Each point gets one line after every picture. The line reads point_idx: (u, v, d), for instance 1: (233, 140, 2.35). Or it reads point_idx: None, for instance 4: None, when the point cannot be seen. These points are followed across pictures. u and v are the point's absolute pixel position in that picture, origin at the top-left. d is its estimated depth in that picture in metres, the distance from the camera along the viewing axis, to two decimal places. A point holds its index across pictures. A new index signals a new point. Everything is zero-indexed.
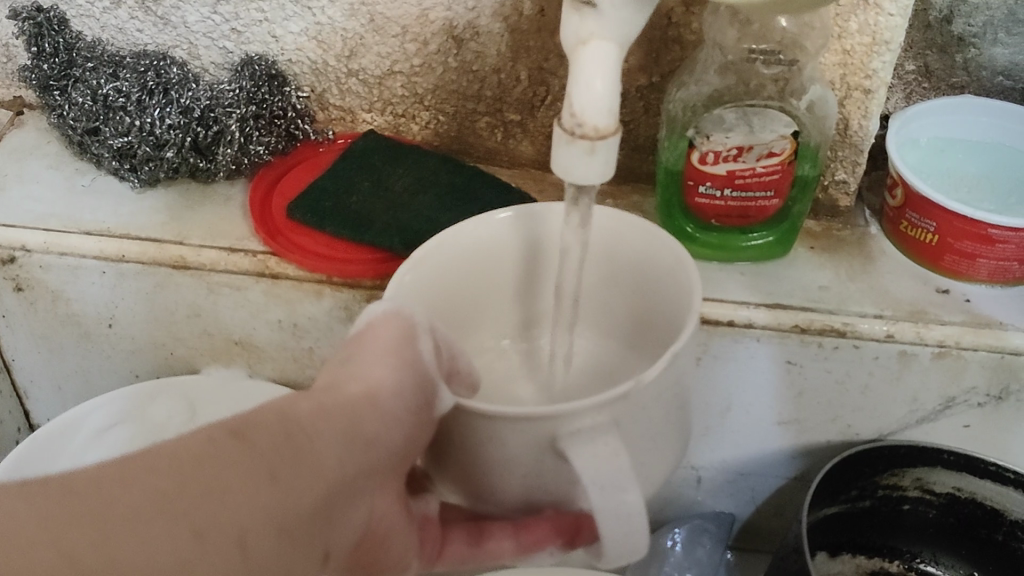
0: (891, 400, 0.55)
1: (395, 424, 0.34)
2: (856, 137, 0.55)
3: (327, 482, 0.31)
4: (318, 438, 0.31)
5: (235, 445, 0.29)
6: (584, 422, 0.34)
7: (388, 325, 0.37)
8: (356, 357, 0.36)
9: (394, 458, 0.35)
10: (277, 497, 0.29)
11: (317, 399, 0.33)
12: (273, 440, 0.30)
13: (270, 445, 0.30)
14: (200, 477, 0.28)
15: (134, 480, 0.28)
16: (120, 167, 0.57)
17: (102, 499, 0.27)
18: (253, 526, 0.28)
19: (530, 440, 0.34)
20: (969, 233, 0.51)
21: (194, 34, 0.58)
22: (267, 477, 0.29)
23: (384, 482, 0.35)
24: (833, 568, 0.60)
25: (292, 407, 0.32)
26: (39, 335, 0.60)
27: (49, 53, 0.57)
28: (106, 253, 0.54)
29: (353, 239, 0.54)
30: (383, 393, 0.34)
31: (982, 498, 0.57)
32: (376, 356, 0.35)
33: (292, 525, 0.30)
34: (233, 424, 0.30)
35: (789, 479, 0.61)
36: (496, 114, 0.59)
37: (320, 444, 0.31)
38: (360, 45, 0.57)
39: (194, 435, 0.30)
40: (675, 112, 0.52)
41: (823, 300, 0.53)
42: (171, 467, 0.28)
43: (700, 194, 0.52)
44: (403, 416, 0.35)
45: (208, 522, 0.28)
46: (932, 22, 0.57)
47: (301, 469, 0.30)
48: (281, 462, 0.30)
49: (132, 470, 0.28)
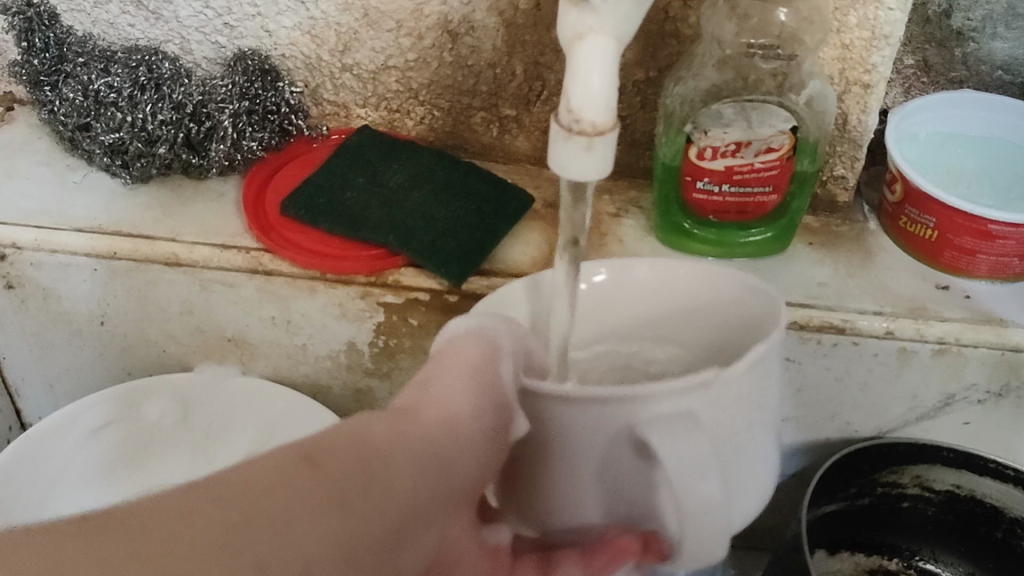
0: (891, 397, 0.54)
1: (471, 450, 0.32)
2: (855, 132, 0.54)
3: (395, 509, 0.28)
4: (395, 463, 0.29)
5: (304, 472, 0.27)
6: (663, 413, 0.32)
7: (465, 347, 0.34)
8: (435, 380, 0.33)
9: (470, 486, 0.32)
10: (343, 524, 0.26)
11: (394, 420, 0.31)
12: (343, 464, 0.27)
13: (343, 471, 0.27)
14: (262, 505, 0.25)
15: (197, 516, 0.25)
16: (111, 163, 0.56)
17: (159, 537, 0.24)
18: (320, 556, 0.25)
19: (608, 448, 0.33)
20: (969, 229, 0.51)
21: (186, 29, 0.57)
22: (340, 506, 0.26)
23: (458, 513, 0.32)
24: (831, 566, 0.60)
25: (368, 431, 0.29)
26: (30, 333, 0.59)
27: (38, 48, 0.57)
28: (98, 250, 0.54)
29: (348, 236, 0.53)
30: (462, 416, 0.32)
31: (982, 496, 0.57)
32: (457, 375, 0.33)
33: (364, 554, 0.27)
34: (301, 448, 0.28)
35: (787, 476, 0.61)
36: (492, 109, 0.58)
37: (396, 472, 0.29)
38: (354, 40, 0.56)
39: (264, 460, 0.27)
40: (673, 107, 0.51)
41: (822, 296, 0.52)
42: (234, 498, 0.25)
43: (698, 189, 0.52)
44: (478, 440, 0.32)
45: (268, 555, 0.24)
46: (931, 16, 0.57)
47: (372, 496, 0.27)
48: (352, 489, 0.27)
49: (193, 502, 0.25)
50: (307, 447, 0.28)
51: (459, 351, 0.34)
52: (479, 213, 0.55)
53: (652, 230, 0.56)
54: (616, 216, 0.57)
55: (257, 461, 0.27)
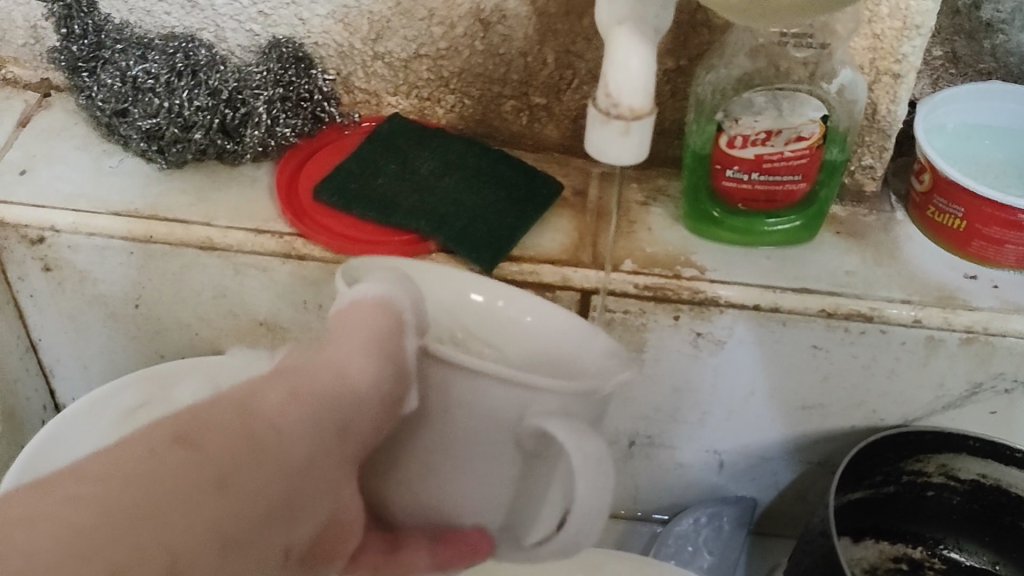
0: (917, 385, 0.55)
1: (366, 412, 0.33)
2: (884, 122, 0.55)
3: (288, 473, 0.30)
4: (317, 394, 0.32)
5: (180, 453, 0.27)
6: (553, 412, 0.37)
7: (368, 312, 0.36)
8: (332, 346, 0.34)
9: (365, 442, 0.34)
10: (221, 505, 0.27)
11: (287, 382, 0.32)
12: (227, 443, 0.28)
13: (225, 449, 0.28)
14: (149, 494, 0.26)
15: (75, 502, 0.25)
16: (148, 149, 0.57)
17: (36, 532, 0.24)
18: (191, 545, 0.26)
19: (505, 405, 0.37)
20: (998, 218, 0.51)
21: (221, 17, 0.58)
22: (258, 450, 0.29)
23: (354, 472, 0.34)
24: (855, 554, 0.61)
25: (256, 397, 0.30)
26: (65, 315, 0.60)
27: (77, 34, 0.58)
28: (134, 234, 0.55)
29: (380, 221, 0.54)
30: (361, 381, 0.33)
31: (1007, 485, 0.57)
32: (353, 344, 0.34)
33: (240, 535, 0.28)
34: (179, 427, 0.28)
35: (811, 464, 0.61)
36: (522, 98, 0.59)
37: (289, 435, 0.30)
38: (387, 28, 0.57)
39: (136, 442, 0.27)
40: (704, 95, 0.52)
41: (850, 284, 0.53)
42: (111, 488, 0.26)
43: (727, 177, 0.52)
44: (374, 403, 0.34)
45: (149, 548, 0.25)
46: (960, 7, 0.57)
47: (260, 470, 0.29)
48: (233, 469, 0.28)
49: (71, 490, 0.26)
50: (175, 430, 0.28)
51: (359, 312, 0.36)
52: (508, 201, 0.55)
53: (680, 218, 0.57)
54: (644, 204, 0.58)
55: (125, 452, 0.27)
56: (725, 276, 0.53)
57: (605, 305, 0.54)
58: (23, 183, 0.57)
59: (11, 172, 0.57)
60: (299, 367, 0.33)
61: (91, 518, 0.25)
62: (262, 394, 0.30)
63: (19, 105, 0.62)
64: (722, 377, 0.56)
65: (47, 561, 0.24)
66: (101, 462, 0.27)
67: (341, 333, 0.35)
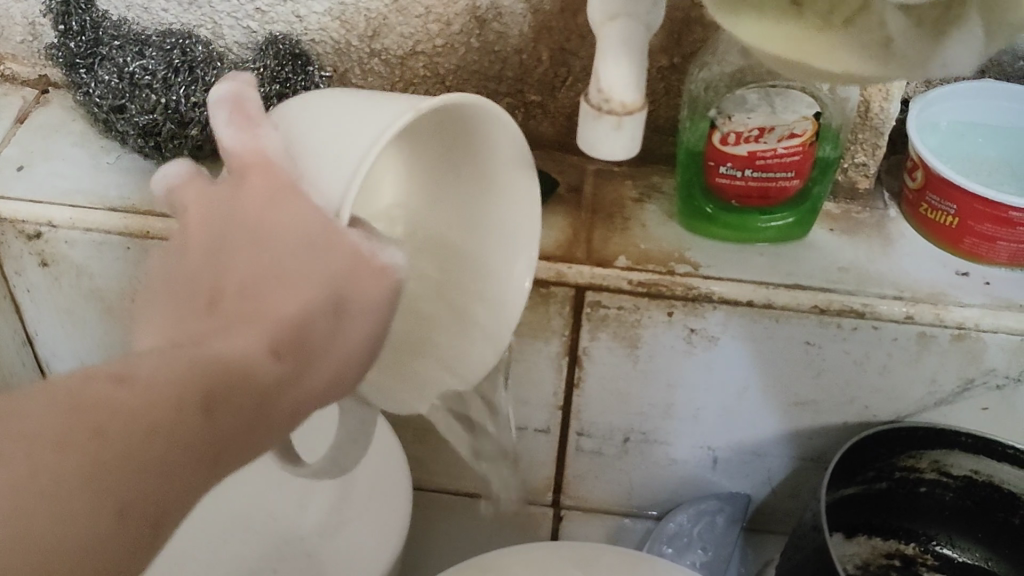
0: (909, 381, 0.55)
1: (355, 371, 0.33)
2: (877, 120, 0.55)
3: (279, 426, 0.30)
4: (309, 379, 0.31)
5: (199, 417, 0.27)
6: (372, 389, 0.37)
7: (373, 280, 0.33)
8: (341, 302, 0.32)
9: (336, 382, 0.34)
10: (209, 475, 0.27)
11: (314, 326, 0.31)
12: (240, 412, 0.28)
13: (232, 414, 0.28)
14: (159, 458, 0.26)
15: (82, 454, 0.24)
16: (146, 144, 0.57)
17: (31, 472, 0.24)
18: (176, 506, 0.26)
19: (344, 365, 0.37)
20: (990, 215, 0.51)
21: (218, 14, 0.59)
22: (259, 433, 0.29)
23: None
24: (848, 549, 0.61)
25: (281, 347, 0.30)
26: (63, 310, 0.60)
27: (75, 30, 0.58)
28: (131, 229, 0.55)
29: None
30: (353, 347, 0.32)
31: (999, 481, 0.57)
32: (360, 315, 0.32)
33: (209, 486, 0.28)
34: (207, 380, 0.27)
35: (804, 459, 0.61)
36: (517, 95, 0.59)
37: (295, 394, 0.30)
38: (384, 25, 0.57)
39: (166, 383, 0.27)
40: (697, 93, 0.53)
41: (842, 280, 0.53)
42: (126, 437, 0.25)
43: (720, 174, 0.53)
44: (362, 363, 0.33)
45: (137, 502, 0.25)
46: None
47: (258, 430, 0.29)
48: (233, 433, 0.28)
49: (86, 429, 0.25)
50: (205, 389, 0.27)
51: (363, 283, 0.32)
52: None
53: (674, 214, 0.57)
54: (638, 201, 0.58)
55: (159, 399, 0.26)
56: (718, 272, 0.53)
57: (599, 301, 0.54)
58: (20, 179, 0.57)
59: (9, 168, 0.58)
60: (281, 298, 0.31)
61: (110, 525, 0.24)
62: (269, 352, 0.30)
63: (17, 102, 0.63)
64: (716, 371, 0.57)
65: (41, 531, 0.23)
66: (134, 401, 0.26)
67: (339, 298, 0.32)
